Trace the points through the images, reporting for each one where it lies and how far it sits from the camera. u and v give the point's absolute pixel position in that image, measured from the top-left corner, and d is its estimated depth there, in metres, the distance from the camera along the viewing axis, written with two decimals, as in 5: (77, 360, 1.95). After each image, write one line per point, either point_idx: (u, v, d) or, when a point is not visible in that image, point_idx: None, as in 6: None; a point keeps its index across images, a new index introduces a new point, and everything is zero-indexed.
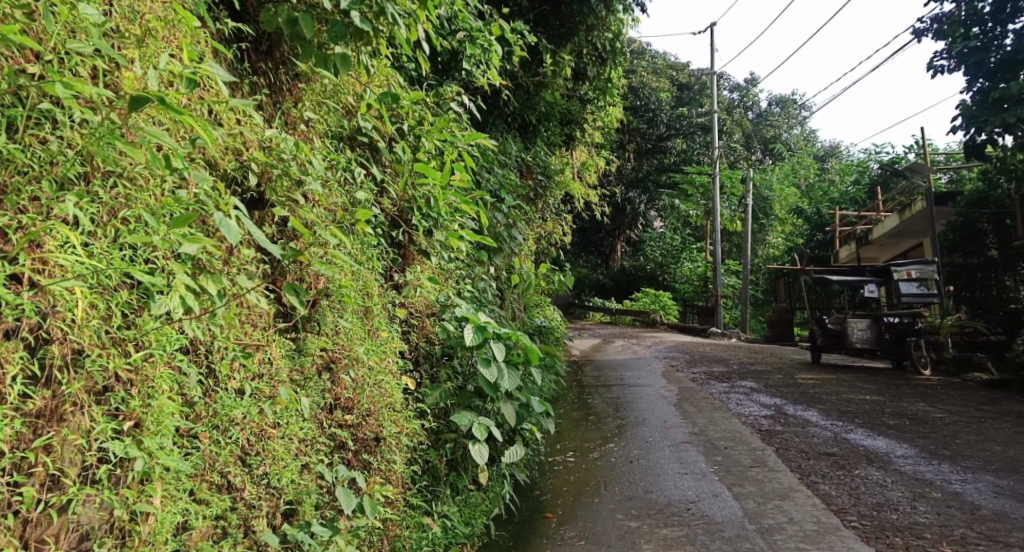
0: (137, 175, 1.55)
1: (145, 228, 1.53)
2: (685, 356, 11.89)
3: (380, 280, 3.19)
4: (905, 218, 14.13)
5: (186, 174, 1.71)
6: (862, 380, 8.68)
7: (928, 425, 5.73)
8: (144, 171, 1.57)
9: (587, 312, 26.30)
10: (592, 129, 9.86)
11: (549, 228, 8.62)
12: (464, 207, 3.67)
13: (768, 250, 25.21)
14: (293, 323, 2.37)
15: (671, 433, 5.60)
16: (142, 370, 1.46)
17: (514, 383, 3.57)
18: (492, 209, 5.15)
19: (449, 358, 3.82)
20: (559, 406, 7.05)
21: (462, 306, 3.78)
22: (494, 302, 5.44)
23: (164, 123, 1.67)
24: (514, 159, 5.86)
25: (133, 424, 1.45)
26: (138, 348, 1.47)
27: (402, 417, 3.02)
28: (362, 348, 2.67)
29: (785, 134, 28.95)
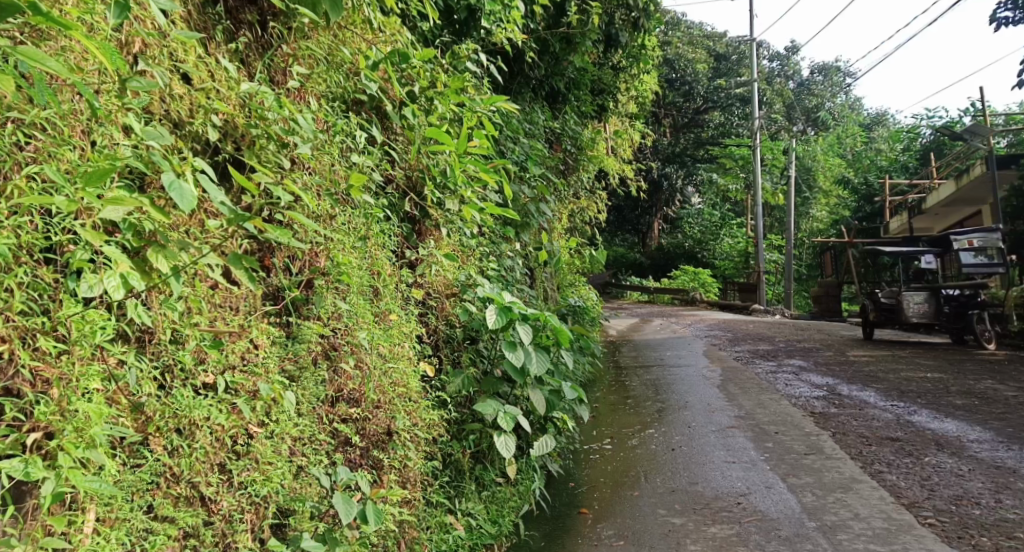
0: (39, 122, 1.27)
1: (55, 188, 1.27)
2: (728, 334, 11.43)
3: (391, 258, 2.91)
4: (962, 185, 13.33)
5: (104, 122, 1.42)
6: (920, 357, 8.15)
7: (1001, 405, 5.24)
8: (46, 118, 1.28)
9: (624, 291, 25.84)
10: (626, 99, 9.43)
11: (581, 204, 8.26)
12: (483, 176, 3.36)
13: (813, 223, 24.35)
14: (283, 307, 2.10)
15: (716, 417, 5.23)
16: (51, 369, 1.24)
17: (545, 367, 3.32)
18: (518, 181, 4.82)
19: (473, 341, 3.53)
20: (596, 389, 6.72)
21: (486, 286, 3.48)
22: (523, 282, 5.13)
23: (69, 59, 1.39)
24: (541, 129, 5.52)
25: (44, 433, 1.22)
26: (47, 343, 1.24)
27: (418, 407, 2.75)
28: (366, 333, 2.37)
29: (828, 103, 27.78)
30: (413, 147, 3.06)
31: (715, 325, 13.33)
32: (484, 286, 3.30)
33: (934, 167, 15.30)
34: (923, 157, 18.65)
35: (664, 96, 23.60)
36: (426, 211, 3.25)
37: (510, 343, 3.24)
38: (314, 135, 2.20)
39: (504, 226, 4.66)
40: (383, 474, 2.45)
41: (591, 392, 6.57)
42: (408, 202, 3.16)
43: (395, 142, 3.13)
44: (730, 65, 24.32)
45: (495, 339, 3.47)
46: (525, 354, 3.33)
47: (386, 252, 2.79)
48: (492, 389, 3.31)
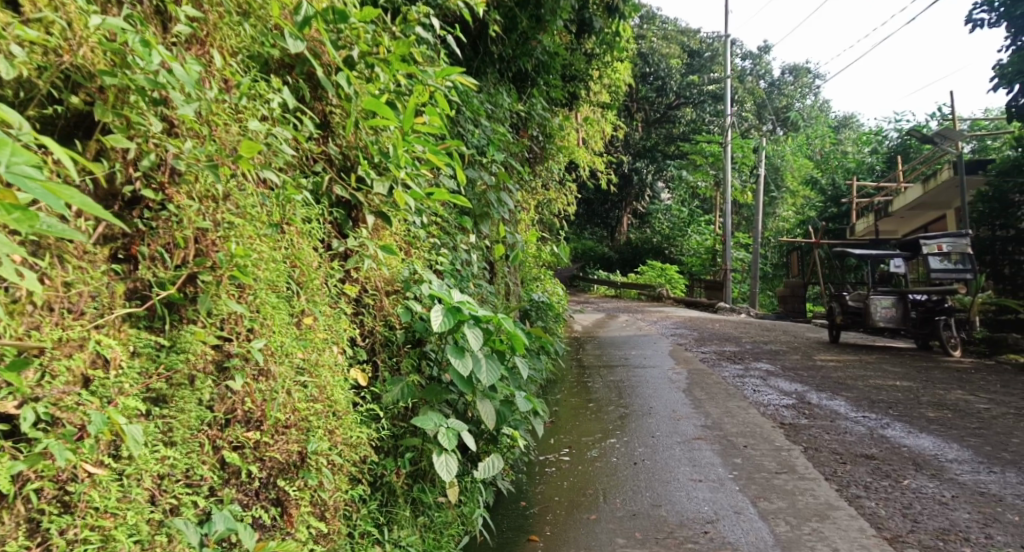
0: None
1: None
2: (693, 333, 11.20)
3: (317, 250, 2.51)
4: (930, 189, 13.29)
5: None
6: (887, 363, 7.98)
7: (975, 419, 5.03)
8: None
9: (591, 285, 25.63)
10: (598, 87, 9.05)
11: (548, 196, 7.89)
12: (431, 157, 2.94)
13: (779, 223, 24.43)
14: (148, 306, 1.70)
15: (682, 426, 4.92)
16: None
17: (496, 376, 2.98)
18: (476, 165, 4.43)
19: (416, 344, 3.13)
20: (556, 392, 6.37)
21: (435, 283, 3.09)
22: (480, 277, 4.74)
23: None
24: (506, 112, 5.11)
25: None
26: None
27: (338, 426, 2.36)
28: (257, 343, 1.93)
29: (798, 104, 27.85)
30: (350, 119, 2.64)
31: (680, 323, 13.13)
32: (428, 279, 2.95)
33: (901, 170, 15.31)
34: (890, 160, 18.70)
35: (637, 90, 23.32)
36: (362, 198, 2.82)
37: (458, 350, 2.91)
38: (201, 92, 1.81)
39: (460, 215, 4.26)
40: (290, 507, 2.05)
41: (551, 395, 6.21)
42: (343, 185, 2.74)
43: (331, 115, 2.73)
44: (703, 61, 24.14)
45: (443, 343, 3.08)
46: (474, 361, 2.97)
47: (311, 242, 2.38)
48: (437, 399, 2.92)
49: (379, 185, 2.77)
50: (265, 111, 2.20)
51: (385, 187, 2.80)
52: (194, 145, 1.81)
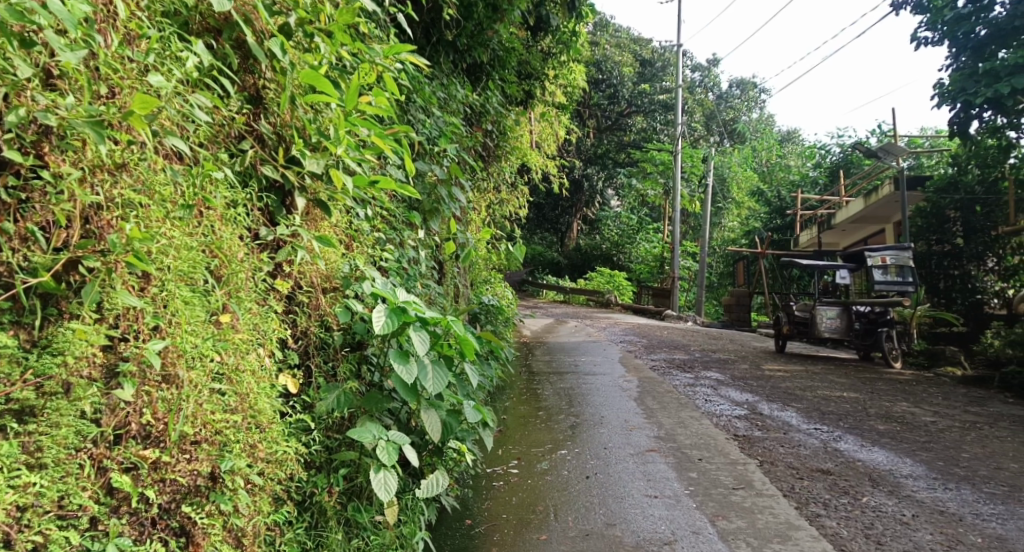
0: None
1: None
2: (642, 341, 11.13)
3: (243, 240, 2.23)
4: (871, 203, 13.60)
5: None
6: (832, 373, 8.02)
7: (923, 431, 5.01)
8: None
9: (540, 290, 25.52)
10: (553, 88, 8.90)
11: (500, 197, 7.70)
12: (377, 141, 2.65)
13: (724, 233, 24.88)
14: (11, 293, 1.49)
15: (635, 438, 4.76)
16: None
17: (444, 384, 2.74)
18: (425, 157, 4.17)
19: (355, 348, 2.84)
20: (505, 399, 6.14)
21: (379, 281, 2.82)
22: (429, 277, 4.48)
23: None
24: (460, 104, 4.87)
25: None
26: None
27: (264, 439, 2.07)
28: (158, 340, 1.68)
29: (744, 117, 28.45)
30: (284, 93, 2.35)
31: (629, 330, 13.09)
32: (371, 275, 2.69)
33: (843, 185, 15.70)
34: (832, 174, 19.17)
35: (589, 96, 23.39)
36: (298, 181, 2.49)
37: (403, 356, 2.66)
38: (85, 36, 1.63)
39: (408, 210, 4.00)
40: (194, 537, 1.75)
41: (500, 403, 5.97)
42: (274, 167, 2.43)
43: (264, 90, 2.41)
44: (655, 71, 24.40)
45: (386, 347, 2.80)
46: (418, 367, 2.71)
47: (235, 231, 2.12)
48: (377, 409, 2.63)
49: (312, 164, 2.44)
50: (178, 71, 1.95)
51: (321, 166, 2.45)
52: (76, 102, 1.61)
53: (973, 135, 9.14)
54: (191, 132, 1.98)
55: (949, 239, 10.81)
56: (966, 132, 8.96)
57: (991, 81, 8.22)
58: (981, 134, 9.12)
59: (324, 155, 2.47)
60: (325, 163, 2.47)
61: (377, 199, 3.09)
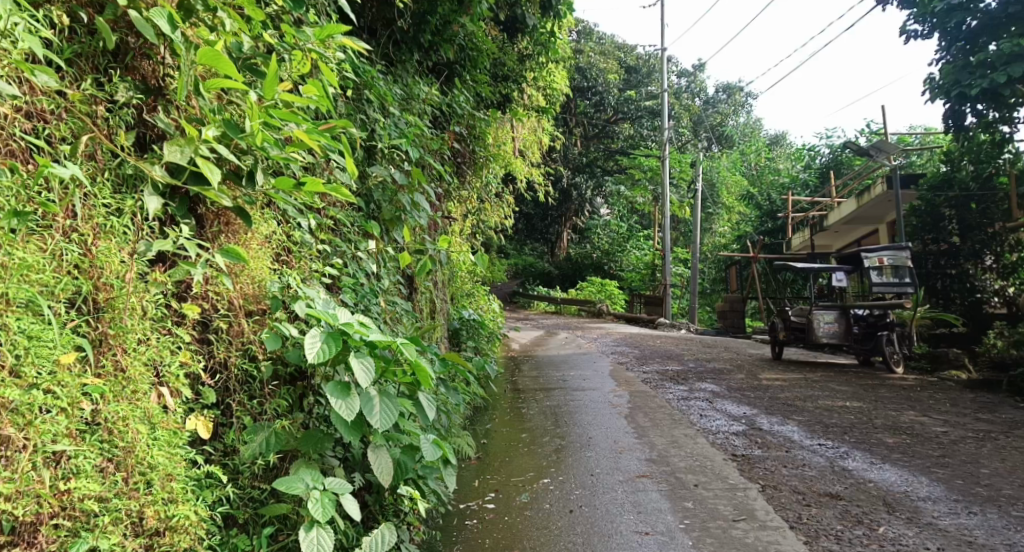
0: None
1: None
2: (634, 351, 10.75)
3: (142, 261, 1.90)
4: (864, 203, 13.28)
5: None
6: (833, 381, 7.65)
7: (935, 444, 4.64)
8: None
9: (530, 301, 25.11)
10: (532, 92, 8.55)
11: (479, 206, 7.33)
12: (304, 139, 2.25)
13: (715, 238, 24.62)
14: None
15: (625, 461, 4.38)
16: None
17: (393, 422, 2.40)
18: (382, 162, 3.81)
19: (294, 379, 2.45)
20: (486, 421, 5.74)
21: (319, 301, 2.48)
22: (393, 293, 4.10)
23: None
24: (423, 105, 4.51)
25: None
26: None
27: (151, 503, 1.77)
28: None
29: (732, 121, 28.24)
30: (180, 82, 1.97)
31: (620, 340, 12.70)
32: (303, 294, 2.36)
33: (834, 186, 15.43)
34: (822, 175, 18.90)
35: (574, 104, 23.10)
36: (204, 180, 2.05)
37: (344, 390, 2.33)
38: None
39: (365, 220, 3.64)
40: None
41: (481, 425, 5.58)
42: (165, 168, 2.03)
43: (165, 79, 2.06)
44: (640, 78, 24.09)
45: (330, 375, 2.45)
46: (364, 401, 2.38)
47: (116, 248, 1.82)
48: (317, 451, 2.28)
49: (171, 153, 1.94)
50: (2, 48, 1.62)
51: (184, 156, 1.95)
52: None
53: (966, 129, 8.80)
54: (19, 132, 1.66)
55: (946, 238, 10.50)
56: (961, 124, 8.71)
57: (986, 72, 7.92)
58: (975, 128, 8.80)
59: (188, 140, 1.97)
60: (193, 151, 1.97)
61: (314, 204, 2.74)
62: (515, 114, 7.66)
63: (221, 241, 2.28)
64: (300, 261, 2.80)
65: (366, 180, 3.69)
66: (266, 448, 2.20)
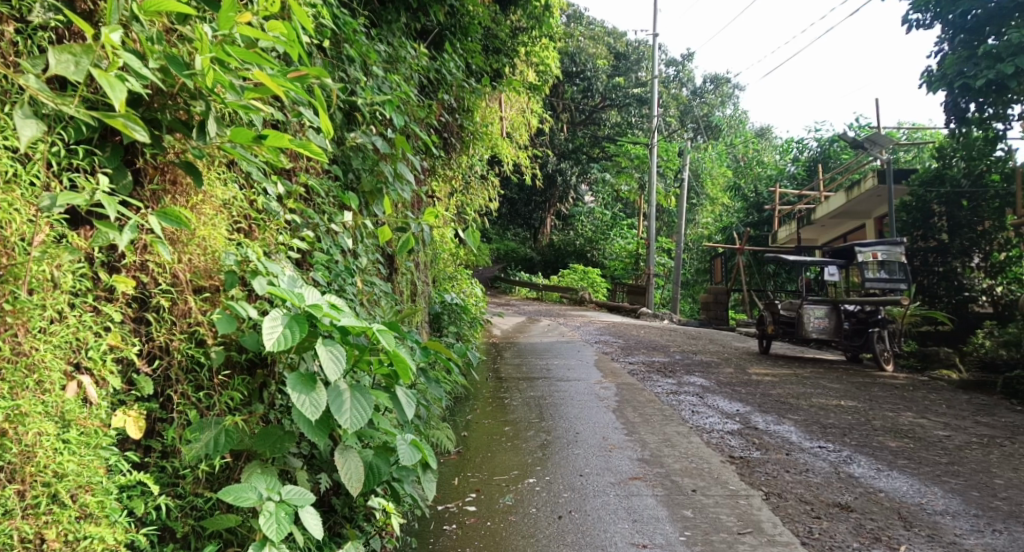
0: None
1: None
2: (618, 341, 10.48)
3: (54, 224, 1.57)
4: (853, 198, 13.10)
5: None
6: (823, 378, 7.42)
7: (941, 450, 4.41)
8: None
9: (512, 287, 24.78)
10: (522, 68, 8.16)
11: (464, 186, 6.95)
12: (265, 82, 1.85)
13: (699, 229, 24.50)
14: None
15: (616, 461, 4.08)
16: None
17: (364, 423, 2.07)
18: (364, 128, 3.44)
19: (251, 370, 2.10)
20: (466, 412, 5.41)
21: (285, 279, 2.13)
22: (370, 272, 3.74)
23: None
24: (409, 68, 4.13)
25: None
26: None
27: (53, 522, 1.47)
28: None
29: (718, 112, 28.03)
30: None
31: (604, 329, 12.44)
32: (264, 269, 2.03)
33: (822, 179, 15.26)
34: (809, 169, 18.75)
35: (562, 89, 22.67)
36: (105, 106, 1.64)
37: (308, 382, 1.99)
38: None
39: (342, 191, 3.29)
40: None
41: (460, 416, 5.25)
42: (86, 102, 1.65)
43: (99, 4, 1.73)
44: (629, 64, 23.71)
45: (296, 365, 2.12)
46: (334, 398, 2.05)
47: (20, 207, 1.47)
48: (276, 452, 1.94)
49: (62, 63, 1.53)
50: None
51: (79, 70, 1.54)
52: None
53: (967, 123, 8.54)
54: None
55: (936, 235, 10.33)
56: (962, 117, 8.46)
57: (992, 63, 7.64)
58: (976, 123, 8.54)
59: (86, 49, 1.56)
60: (92, 65, 1.56)
61: (281, 164, 2.37)
62: (503, 90, 7.28)
63: (166, 201, 1.93)
64: (267, 232, 2.44)
65: (345, 143, 3.32)
66: (212, 448, 1.85)
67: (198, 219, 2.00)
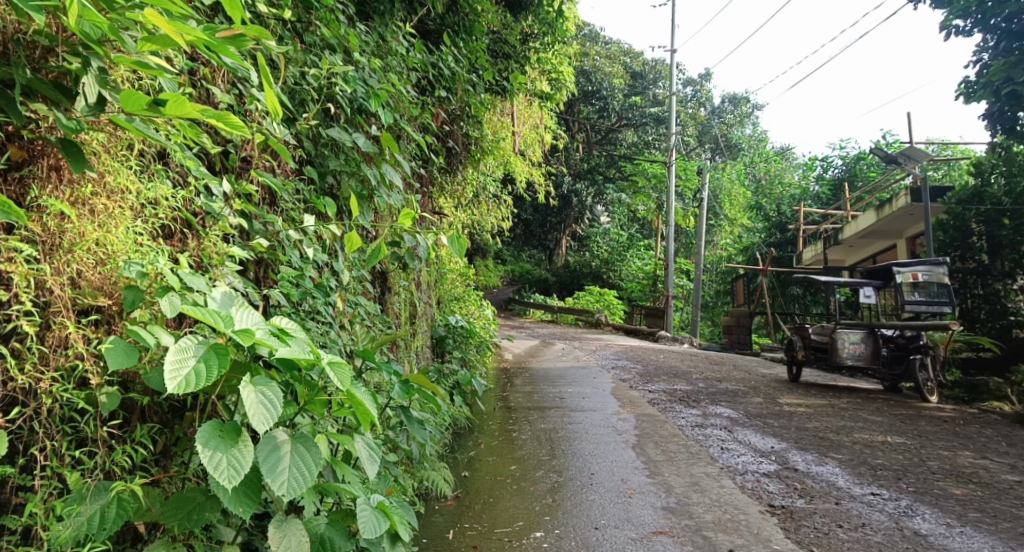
0: None
1: None
2: (637, 366, 9.88)
3: None
4: (883, 216, 12.48)
5: None
6: (862, 409, 6.80)
7: (1015, 499, 3.80)
8: None
9: (527, 309, 24.21)
10: (533, 77, 7.73)
11: (471, 200, 6.49)
12: (161, 26, 1.37)
13: (718, 250, 23.90)
14: None
15: (637, 511, 3.52)
16: None
17: (307, 490, 1.57)
18: (342, 124, 3.05)
19: (170, 417, 1.68)
20: (469, 448, 4.88)
21: (212, 298, 1.68)
22: (354, 291, 3.25)
23: None
24: (399, 61, 3.66)
25: None
26: None
27: None
28: None
29: (738, 132, 27.50)
30: None
31: (622, 354, 11.85)
32: (174, 285, 1.57)
33: (849, 198, 14.64)
34: (834, 188, 18.11)
35: (577, 108, 22.32)
36: None
37: (230, 435, 1.49)
38: None
39: (315, 197, 2.83)
40: None
41: (462, 453, 4.73)
42: None
43: None
44: (645, 83, 23.44)
45: (225, 409, 1.65)
46: (271, 456, 1.55)
47: None
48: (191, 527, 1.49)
49: None
50: None
51: None
52: None
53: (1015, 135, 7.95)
54: None
55: (975, 255, 9.67)
56: (1009, 129, 7.88)
57: None
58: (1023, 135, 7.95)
59: None
60: None
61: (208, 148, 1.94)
62: (513, 99, 6.83)
63: (35, 194, 1.49)
64: (206, 241, 2.01)
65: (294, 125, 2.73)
66: (96, 526, 1.39)
67: (86, 219, 1.57)
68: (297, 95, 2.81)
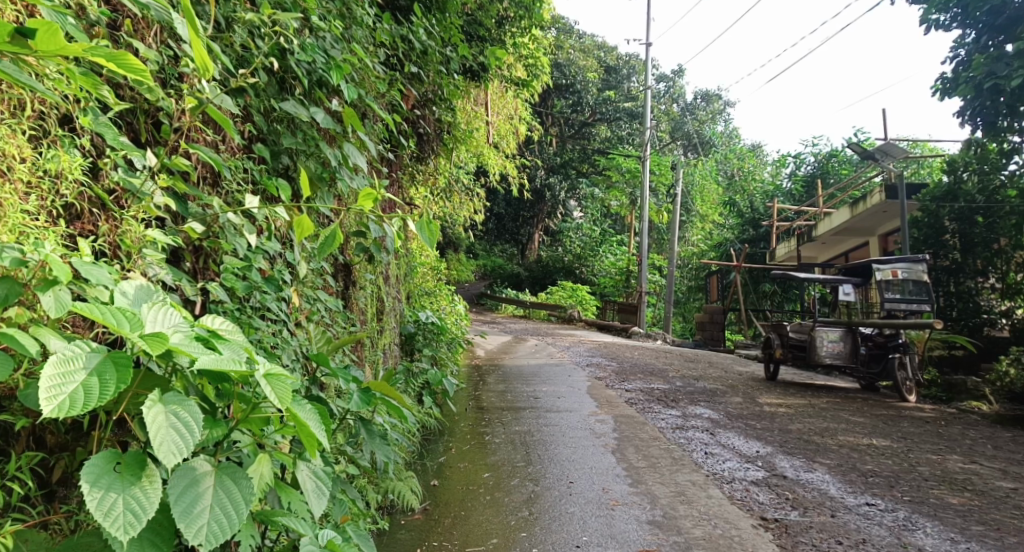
0: None
1: None
2: (612, 363, 9.64)
3: None
4: (857, 213, 12.40)
5: None
6: (843, 409, 6.64)
7: (1014, 509, 3.62)
8: None
9: (499, 304, 23.87)
10: (507, 63, 7.39)
11: (442, 190, 6.15)
12: None
13: (690, 247, 23.83)
14: None
15: (621, 526, 3.25)
16: None
17: (232, 535, 1.25)
18: (300, 98, 2.70)
19: (70, 440, 1.44)
20: (439, 453, 4.59)
21: (124, 294, 1.38)
22: (312, 285, 2.91)
23: None
24: (364, 31, 3.32)
25: None
26: None
27: None
28: None
29: (710, 128, 27.47)
30: None
31: (595, 350, 11.61)
32: (61, 279, 1.26)
33: (823, 195, 14.59)
34: (806, 184, 18.10)
35: (551, 102, 22.04)
36: None
37: (129, 471, 1.16)
38: None
39: (265, 178, 2.50)
40: None
41: (431, 458, 4.43)
42: None
43: None
44: (619, 78, 23.23)
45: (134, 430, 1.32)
46: (190, 493, 1.23)
47: None
48: None
49: None
50: None
51: None
52: None
53: (995, 133, 7.83)
54: None
55: (948, 253, 9.61)
56: (990, 126, 7.77)
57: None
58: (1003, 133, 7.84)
59: None
60: None
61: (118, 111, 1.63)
62: (487, 85, 6.50)
63: None
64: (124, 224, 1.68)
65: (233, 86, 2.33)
66: None
67: None
68: (247, 63, 2.47)
